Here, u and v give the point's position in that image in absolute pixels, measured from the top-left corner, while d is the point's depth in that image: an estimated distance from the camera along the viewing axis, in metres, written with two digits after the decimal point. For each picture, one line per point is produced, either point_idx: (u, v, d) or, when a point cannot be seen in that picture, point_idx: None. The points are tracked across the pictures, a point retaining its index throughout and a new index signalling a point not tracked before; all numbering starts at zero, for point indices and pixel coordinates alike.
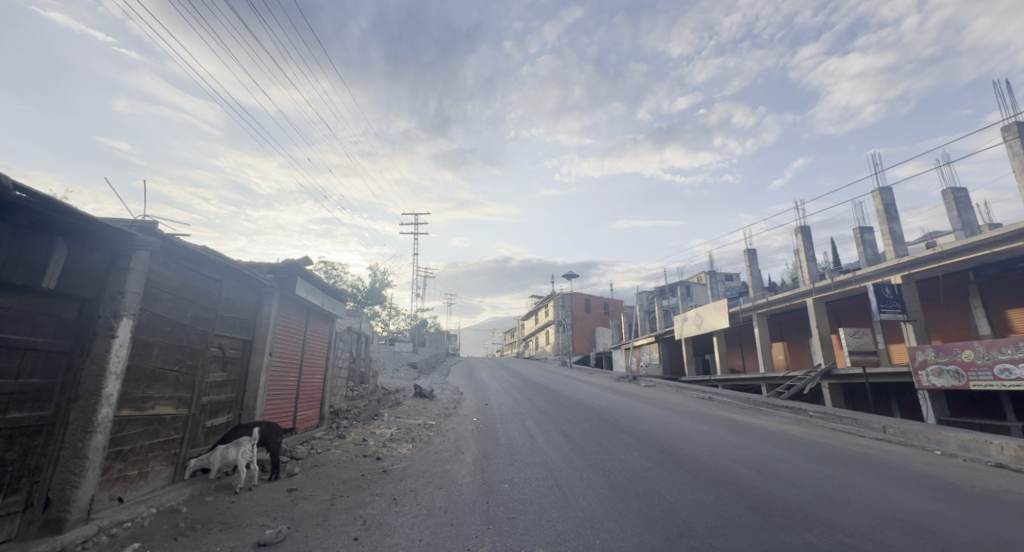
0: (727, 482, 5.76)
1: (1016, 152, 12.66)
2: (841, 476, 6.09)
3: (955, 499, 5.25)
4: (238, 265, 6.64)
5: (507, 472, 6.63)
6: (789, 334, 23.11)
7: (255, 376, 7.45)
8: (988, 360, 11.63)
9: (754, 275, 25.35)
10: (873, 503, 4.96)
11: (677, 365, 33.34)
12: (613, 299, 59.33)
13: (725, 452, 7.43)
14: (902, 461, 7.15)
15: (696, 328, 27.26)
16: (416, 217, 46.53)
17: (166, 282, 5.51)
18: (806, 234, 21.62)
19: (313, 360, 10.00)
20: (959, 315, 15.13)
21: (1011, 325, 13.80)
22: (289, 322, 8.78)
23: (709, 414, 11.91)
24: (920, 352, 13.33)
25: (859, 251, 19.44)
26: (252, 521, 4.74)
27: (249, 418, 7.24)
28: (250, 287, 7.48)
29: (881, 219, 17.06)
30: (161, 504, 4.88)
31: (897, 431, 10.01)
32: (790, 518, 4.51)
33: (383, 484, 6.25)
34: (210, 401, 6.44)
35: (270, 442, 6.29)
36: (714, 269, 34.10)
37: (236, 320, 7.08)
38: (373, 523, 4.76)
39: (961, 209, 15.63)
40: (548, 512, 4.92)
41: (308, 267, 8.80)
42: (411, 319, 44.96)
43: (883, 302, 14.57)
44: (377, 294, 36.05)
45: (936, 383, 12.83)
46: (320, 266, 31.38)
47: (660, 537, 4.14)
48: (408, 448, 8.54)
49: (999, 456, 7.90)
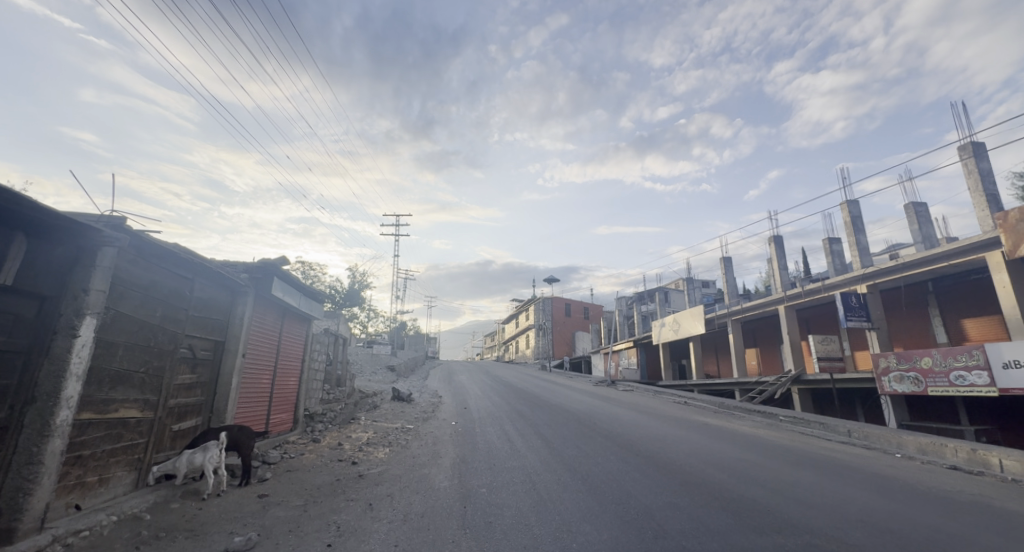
0: (700, 484, 5.90)
1: (971, 170, 13.39)
2: (808, 478, 6.31)
3: (913, 500, 5.49)
4: (212, 263, 6.47)
5: (485, 476, 6.63)
6: (762, 341, 23.76)
7: (227, 378, 7.23)
8: (944, 367, 12.18)
9: (729, 282, 26.00)
10: (836, 504, 5.17)
11: (654, 371, 33.85)
12: (592, 303, 59.84)
13: (697, 455, 7.62)
14: (865, 464, 7.42)
15: (673, 334, 27.76)
16: (397, 217, 41.67)
17: (133, 279, 5.33)
18: (778, 243, 22.33)
19: (288, 362, 9.79)
20: (919, 324, 15.86)
21: (965, 334, 14.50)
22: (263, 323, 8.54)
23: (684, 418, 12.17)
24: (883, 359, 13.91)
25: (828, 261, 20.14)
26: (220, 529, 4.61)
27: (219, 421, 7.03)
28: (223, 286, 7.27)
29: (848, 231, 17.76)
30: (122, 512, 4.67)
31: (862, 435, 10.41)
32: (758, 518, 4.66)
33: (359, 489, 6.14)
34: (178, 403, 6.21)
35: (239, 446, 6.11)
36: (692, 275, 34.82)
37: (208, 320, 6.88)
38: (348, 529, 4.68)
39: (922, 223, 16.39)
40: (525, 516, 4.95)
41: (285, 267, 8.62)
42: (390, 321, 44.19)
43: (850, 311, 15.10)
44: (356, 295, 35.45)
45: (898, 388, 13.37)
46: (297, 266, 30.84)
47: (636, 539, 4.21)
48: (385, 452, 8.42)
49: (954, 458, 8.28)
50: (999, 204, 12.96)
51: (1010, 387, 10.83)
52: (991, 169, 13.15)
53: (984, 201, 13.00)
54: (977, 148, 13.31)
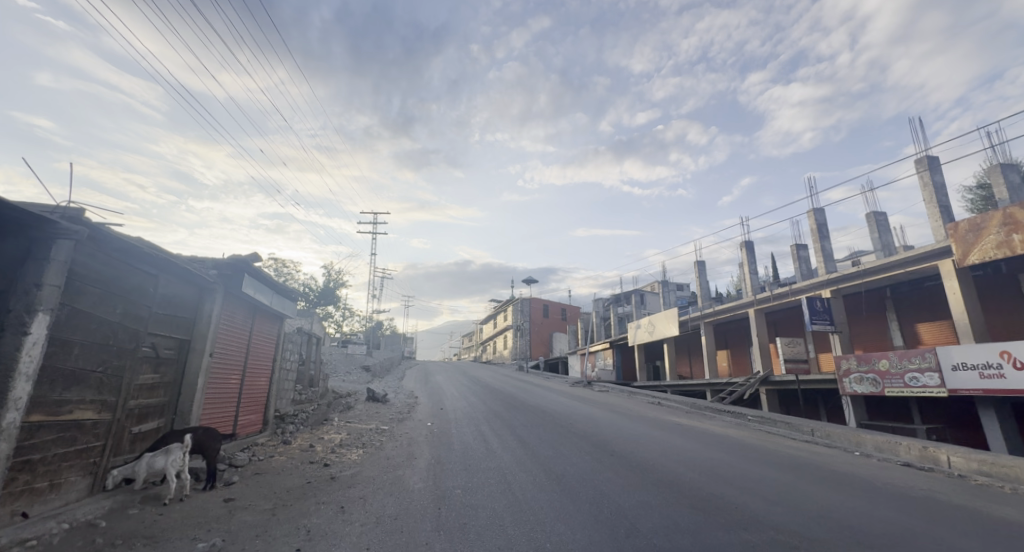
0: (672, 483, 6.01)
1: (926, 182, 14.13)
2: (775, 476, 6.51)
3: (872, 496, 5.72)
4: (177, 258, 6.23)
5: (460, 477, 6.60)
6: (733, 343, 24.46)
7: (192, 378, 6.97)
8: (900, 370, 12.80)
9: (702, 285, 26.67)
10: (801, 501, 5.34)
11: (630, 372, 34.36)
12: (570, 304, 60.29)
13: (670, 454, 7.76)
14: (826, 462, 7.75)
15: (648, 335, 28.27)
16: (375, 217, 43.71)
17: (92, 274, 5.09)
18: (749, 248, 23.05)
19: (258, 361, 9.50)
20: (878, 327, 16.63)
21: (919, 337, 15.31)
22: (232, 321, 8.26)
23: (658, 418, 12.38)
24: (845, 361, 14.53)
25: (795, 266, 20.90)
26: (181, 535, 4.43)
27: (183, 423, 6.76)
28: (189, 282, 7.00)
29: (814, 238, 18.48)
30: (74, 519, 4.45)
31: (824, 434, 10.84)
32: (726, 516, 4.78)
33: (330, 492, 6.01)
34: (138, 404, 5.95)
35: (204, 449, 5.90)
36: (667, 279, 35.50)
37: (173, 318, 6.63)
38: (318, 533, 4.58)
39: (881, 231, 17.20)
40: (500, 517, 4.94)
41: (257, 264, 8.38)
42: (366, 321, 43.45)
43: (815, 314, 15.69)
44: (331, 294, 34.71)
45: (858, 389, 13.97)
46: (269, 263, 30.05)
47: (608, 539, 4.26)
48: (358, 454, 8.28)
49: (907, 455, 8.72)
50: (951, 215, 13.74)
51: (958, 387, 11.50)
52: (944, 182, 13.92)
53: (937, 212, 13.75)
54: (932, 161, 14.07)
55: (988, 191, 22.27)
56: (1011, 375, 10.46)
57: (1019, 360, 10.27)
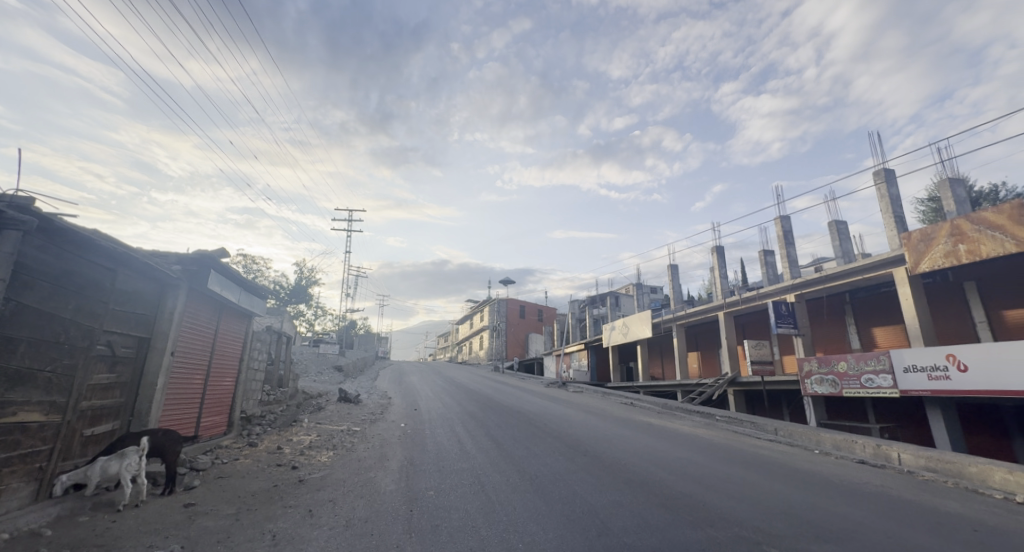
0: (643, 482, 6.13)
1: (883, 193, 14.88)
2: (740, 474, 6.71)
3: (828, 492, 5.98)
4: (137, 252, 5.96)
5: (432, 478, 6.56)
6: (703, 345, 25.12)
7: (151, 378, 6.66)
8: (857, 371, 13.42)
9: (675, 288, 27.30)
10: (764, 498, 5.52)
11: (604, 373, 34.82)
12: (546, 305, 60.57)
13: (640, 454, 7.90)
14: (789, 460, 8.04)
15: (622, 337, 28.70)
16: (350, 213, 44.08)
17: (43, 267, 4.83)
18: (719, 253, 23.75)
19: (223, 361, 9.16)
20: (837, 331, 17.41)
21: (874, 340, 16.11)
22: (196, 319, 7.95)
23: (630, 419, 12.55)
24: (807, 363, 15.13)
25: (762, 271, 21.65)
26: (137, 543, 4.24)
27: (141, 425, 6.45)
28: (151, 277, 6.70)
29: (780, 244, 19.19)
30: (16, 529, 4.19)
31: (786, 433, 11.26)
32: (693, 514, 4.90)
33: (298, 496, 5.85)
34: (91, 405, 5.65)
35: (163, 452, 5.66)
36: (642, 281, 36.14)
37: (132, 315, 6.33)
38: (285, 537, 4.46)
39: (842, 239, 18.02)
40: (473, 518, 4.93)
41: (224, 260, 8.10)
42: (339, 320, 42.53)
43: (780, 318, 16.28)
44: (302, 292, 33.82)
45: (818, 390, 14.58)
46: (238, 259, 29.04)
47: (579, 538, 4.30)
48: (328, 456, 8.10)
49: (862, 453, 9.14)
50: (905, 225, 14.52)
51: (909, 388, 12.15)
52: (899, 193, 14.70)
53: (893, 222, 14.51)
54: (888, 174, 14.84)
55: (938, 203, 23.66)
56: (956, 376, 11.15)
57: (963, 362, 10.98)
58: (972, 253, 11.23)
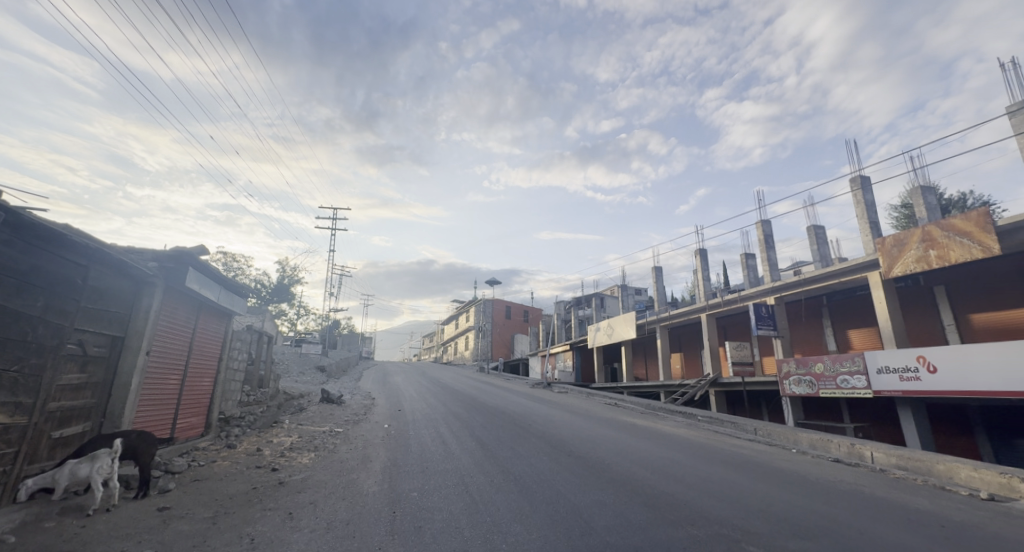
0: (626, 482, 6.19)
1: (859, 200, 15.32)
2: (721, 473, 6.82)
3: (804, 490, 6.12)
4: (112, 248, 5.79)
5: (416, 480, 6.51)
6: (686, 346, 25.48)
7: (125, 378, 6.46)
8: (833, 372, 13.79)
9: (659, 290, 27.64)
10: (743, 497, 5.62)
11: (589, 373, 35.05)
12: (532, 306, 60.67)
13: (624, 454, 7.97)
14: (768, 459, 8.20)
15: (607, 338, 28.92)
16: (334, 212, 43.67)
17: (9, 263, 4.67)
18: (702, 256, 24.13)
19: (201, 360, 8.93)
20: (814, 333, 17.84)
21: (850, 342, 16.56)
22: (173, 318, 7.74)
23: (614, 419, 12.64)
24: (786, 364, 15.49)
25: (744, 274, 22.08)
26: (108, 548, 4.12)
27: (113, 426, 6.25)
28: (126, 274, 6.51)
29: (761, 247, 19.59)
30: None
31: (765, 432, 11.51)
32: (675, 513, 4.97)
33: (278, 498, 5.75)
34: (60, 406, 5.45)
35: (137, 455, 5.50)
36: (627, 283, 36.48)
37: (105, 313, 6.13)
38: (264, 540, 4.38)
39: (820, 244, 18.48)
40: (456, 519, 4.91)
41: (203, 257, 7.93)
42: (322, 319, 41.99)
43: (760, 320, 16.62)
44: (285, 290, 33.28)
45: (796, 390, 14.93)
46: (218, 256, 28.46)
47: (562, 538, 4.33)
48: (309, 457, 7.97)
49: (837, 452, 9.39)
50: (879, 230, 14.98)
51: (881, 389, 12.53)
52: (874, 200, 15.15)
53: (868, 227, 14.94)
54: (864, 181, 15.28)
55: (911, 210, 24.44)
56: (926, 377, 11.54)
57: (933, 364, 11.37)
58: (941, 258, 11.63)
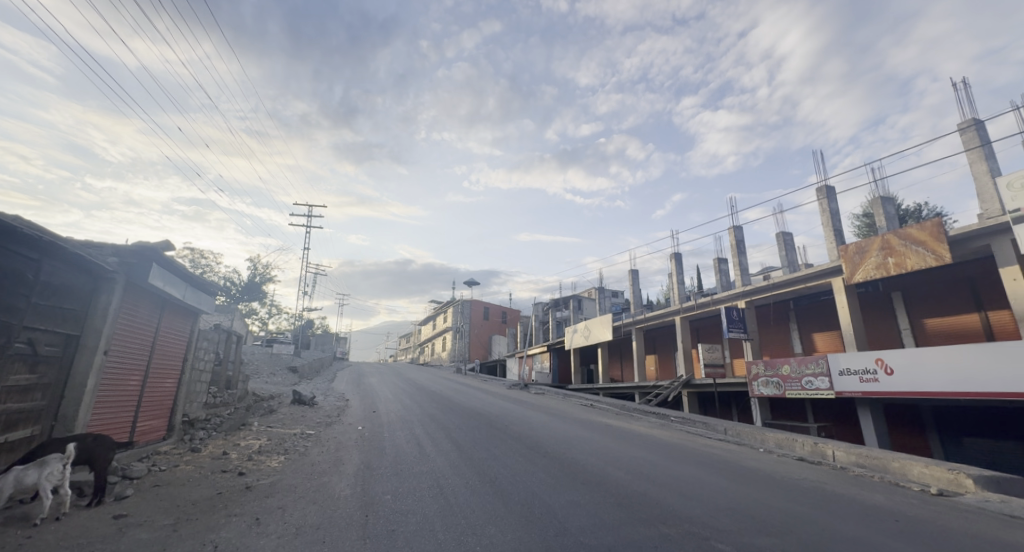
0: (600, 482, 6.25)
1: (824, 208, 15.95)
2: (692, 473, 6.96)
3: (769, 488, 6.32)
4: (67, 243, 5.51)
5: (389, 482, 6.40)
6: (660, 348, 25.96)
7: (80, 379, 6.13)
8: (798, 374, 14.30)
9: (635, 293, 28.08)
10: (713, 495, 5.76)
11: (566, 375, 35.30)
12: (510, 307, 60.59)
13: (598, 455, 8.04)
14: (737, 458, 8.42)
15: (584, 339, 29.17)
16: (309, 209, 42.65)
17: None
18: (677, 260, 24.65)
19: (164, 361, 8.57)
20: (782, 336, 18.48)
21: (815, 345, 17.22)
22: (134, 316, 7.40)
23: (589, 420, 12.75)
24: (755, 366, 15.96)
25: (717, 278, 22.65)
26: None
27: (66, 430, 5.91)
28: (83, 270, 6.20)
29: (733, 252, 20.16)
30: None
31: (734, 432, 11.84)
32: (647, 512, 5.05)
33: (244, 503, 5.56)
34: (6, 410, 5.13)
35: (93, 460, 5.23)
36: (604, 285, 36.90)
37: (60, 311, 5.82)
38: (228, 547, 4.23)
39: (788, 250, 19.14)
40: (429, 522, 4.85)
41: (168, 253, 7.62)
42: (295, 319, 40.94)
43: (731, 323, 17.08)
44: (255, 289, 32.29)
45: (764, 391, 15.40)
46: (184, 253, 27.37)
47: (536, 539, 4.34)
48: (279, 461, 7.75)
49: (801, 450, 9.76)
50: (843, 238, 15.62)
51: (843, 390, 13.07)
52: (838, 209, 15.81)
53: (832, 235, 15.57)
54: (830, 190, 15.91)
55: (872, 219, 25.59)
56: (884, 379, 12.10)
57: (890, 366, 11.94)
58: (899, 265, 12.23)
